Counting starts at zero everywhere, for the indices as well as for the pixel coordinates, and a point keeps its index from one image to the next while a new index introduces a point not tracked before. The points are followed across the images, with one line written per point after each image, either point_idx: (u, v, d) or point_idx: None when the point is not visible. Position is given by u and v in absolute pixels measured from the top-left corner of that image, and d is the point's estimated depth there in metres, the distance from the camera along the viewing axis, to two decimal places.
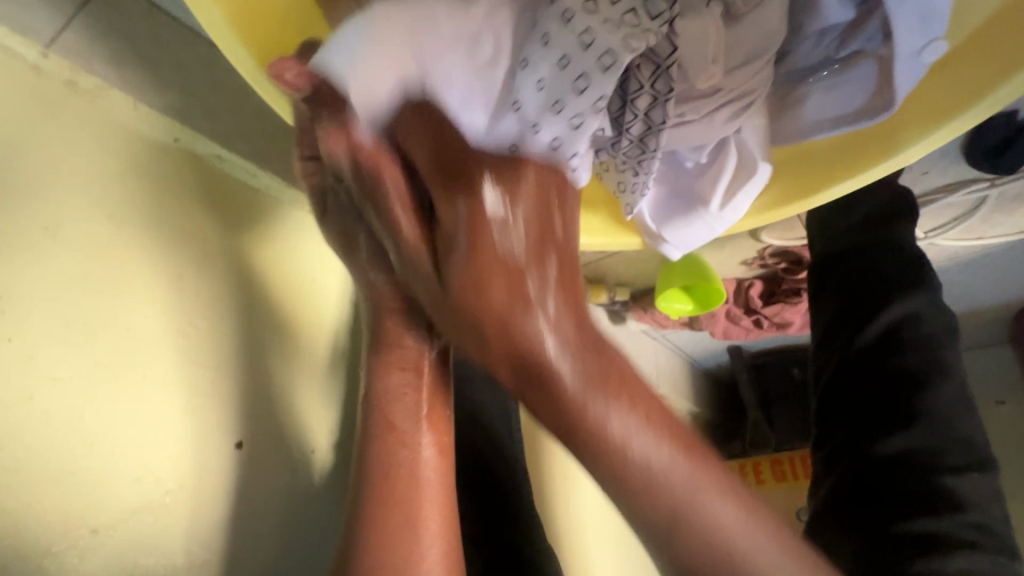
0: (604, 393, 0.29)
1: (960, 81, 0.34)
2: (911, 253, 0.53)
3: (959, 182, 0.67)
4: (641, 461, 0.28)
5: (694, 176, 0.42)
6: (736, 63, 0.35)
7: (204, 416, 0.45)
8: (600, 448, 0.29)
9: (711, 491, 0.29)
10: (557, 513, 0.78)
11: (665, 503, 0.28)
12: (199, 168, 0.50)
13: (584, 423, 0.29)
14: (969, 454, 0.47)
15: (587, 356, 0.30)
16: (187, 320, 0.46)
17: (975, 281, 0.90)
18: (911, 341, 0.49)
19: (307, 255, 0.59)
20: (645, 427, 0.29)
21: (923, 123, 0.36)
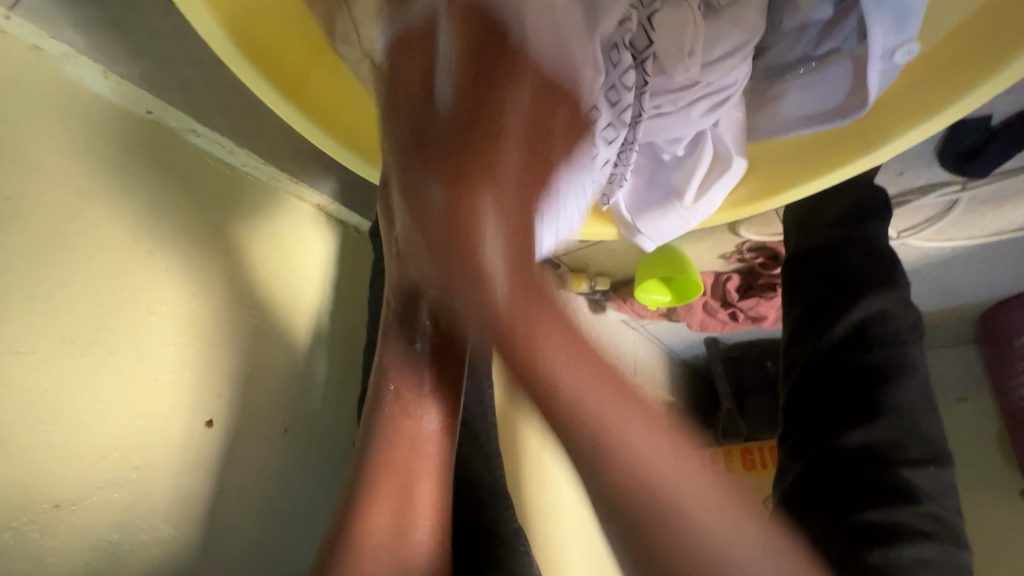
0: (583, 365, 0.22)
1: (932, 81, 0.34)
2: (884, 253, 0.54)
3: (932, 184, 0.68)
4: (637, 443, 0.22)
5: (669, 167, 0.42)
6: (716, 56, 0.35)
7: (176, 394, 0.45)
8: (588, 438, 0.22)
9: (685, 466, 0.22)
10: (532, 496, 0.80)
11: (658, 499, 0.21)
12: (172, 142, 0.49)
13: (601, 420, 0.22)
14: (926, 448, 0.48)
15: (529, 294, 0.23)
16: (160, 295, 0.45)
17: (945, 281, 0.92)
18: (875, 336, 0.51)
19: (288, 234, 0.58)
20: (603, 382, 0.22)
21: (893, 126, 0.36)
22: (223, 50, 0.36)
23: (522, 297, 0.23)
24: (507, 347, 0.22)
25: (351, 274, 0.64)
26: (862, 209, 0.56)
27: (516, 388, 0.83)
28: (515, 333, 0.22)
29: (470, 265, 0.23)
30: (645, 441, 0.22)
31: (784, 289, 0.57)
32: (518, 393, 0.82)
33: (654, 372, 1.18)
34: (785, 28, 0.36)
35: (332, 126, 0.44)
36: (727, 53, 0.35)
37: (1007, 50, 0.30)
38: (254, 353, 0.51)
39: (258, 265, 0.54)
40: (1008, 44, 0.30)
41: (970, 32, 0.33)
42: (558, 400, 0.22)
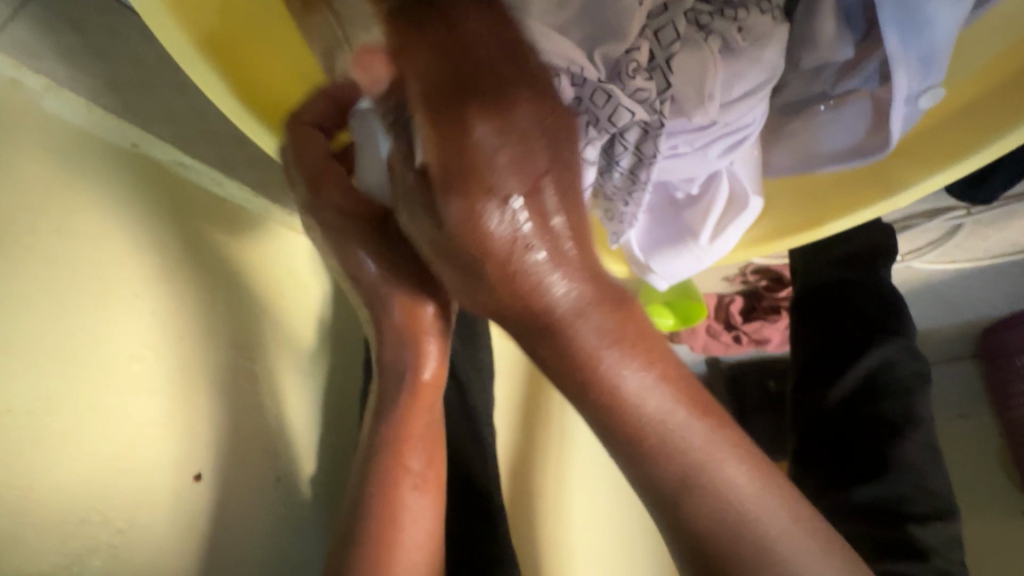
0: (608, 342, 0.29)
1: (955, 126, 0.34)
2: (890, 300, 0.56)
3: (936, 210, 0.68)
4: (681, 441, 0.30)
5: (682, 205, 0.41)
6: (735, 97, 0.33)
7: (161, 447, 0.42)
8: (671, 471, 0.30)
9: (720, 444, 0.30)
10: (532, 528, 0.78)
11: (728, 524, 0.29)
12: (158, 176, 0.47)
13: (676, 462, 0.29)
14: (933, 503, 0.49)
15: (599, 298, 0.29)
16: (145, 341, 0.43)
17: (944, 302, 0.92)
18: (881, 385, 0.53)
19: (274, 270, 0.56)
20: (653, 382, 0.30)
21: (912, 170, 0.36)
22: (213, 84, 0.34)
23: (581, 308, 0.28)
24: (480, 274, 0.26)
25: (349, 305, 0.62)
26: (867, 250, 0.58)
27: (516, 415, 0.81)
28: (578, 359, 0.29)
29: (483, 252, 0.25)
30: (738, 475, 0.30)
31: (795, 332, 0.59)
32: (515, 422, 0.80)
33: None
34: (804, 66, 0.34)
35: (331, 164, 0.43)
36: (747, 89, 0.33)
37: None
38: (243, 398, 0.49)
39: (249, 303, 0.52)
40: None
41: (994, 79, 0.32)
42: (620, 408, 0.29)
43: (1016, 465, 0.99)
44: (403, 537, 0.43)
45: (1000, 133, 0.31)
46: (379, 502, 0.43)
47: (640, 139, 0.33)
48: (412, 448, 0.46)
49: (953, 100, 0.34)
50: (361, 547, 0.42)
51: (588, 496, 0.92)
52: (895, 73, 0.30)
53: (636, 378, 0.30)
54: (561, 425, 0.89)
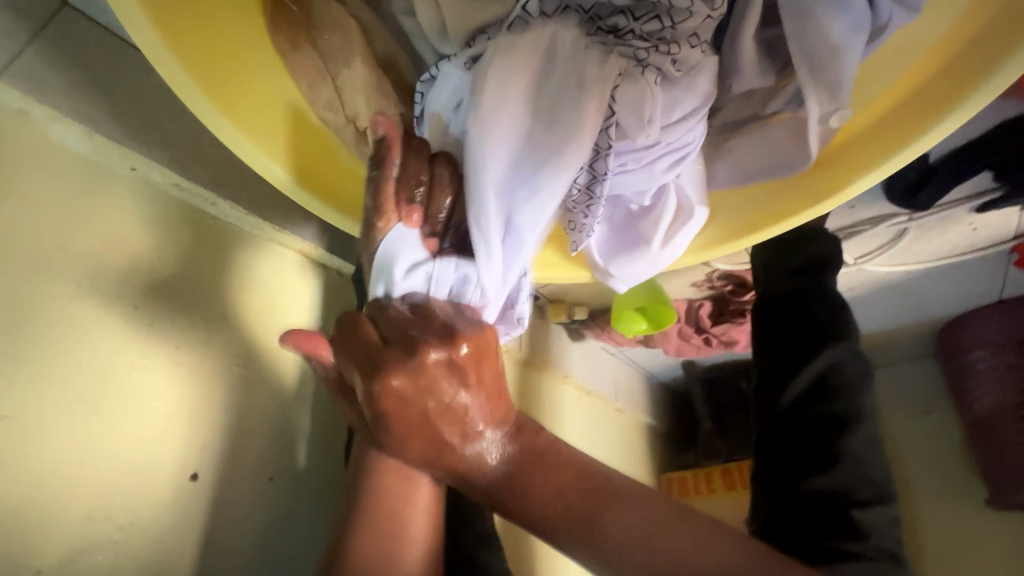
0: (524, 460, 0.35)
1: (867, 140, 0.38)
2: (838, 305, 0.61)
3: (881, 216, 0.73)
4: (618, 531, 0.33)
5: (637, 216, 0.45)
6: (674, 120, 0.38)
7: (159, 449, 0.45)
8: (591, 538, 0.33)
9: (652, 538, 0.33)
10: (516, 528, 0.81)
11: (672, 562, 0.32)
12: (156, 197, 0.50)
13: (571, 519, 0.34)
14: (875, 491, 0.54)
15: (526, 456, 0.36)
16: (143, 351, 0.46)
17: (901, 303, 0.98)
18: (832, 386, 0.57)
19: (271, 281, 0.58)
20: (561, 487, 0.34)
21: (835, 177, 0.40)
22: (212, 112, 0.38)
23: (519, 464, 0.35)
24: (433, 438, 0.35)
25: (335, 315, 0.65)
26: (819, 262, 0.64)
27: None
28: (517, 487, 0.35)
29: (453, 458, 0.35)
30: (641, 535, 0.33)
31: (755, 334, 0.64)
32: None
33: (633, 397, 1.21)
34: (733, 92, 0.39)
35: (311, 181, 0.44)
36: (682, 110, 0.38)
37: (930, 116, 0.35)
38: (237, 403, 0.52)
39: (244, 314, 0.54)
40: (930, 110, 0.35)
41: (892, 100, 0.38)
42: (533, 512, 0.34)
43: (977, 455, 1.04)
44: (403, 524, 0.43)
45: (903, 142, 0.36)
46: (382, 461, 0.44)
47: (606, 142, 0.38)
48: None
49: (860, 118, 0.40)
50: (357, 516, 0.43)
51: None
52: (807, 95, 0.35)
53: (553, 486, 0.35)
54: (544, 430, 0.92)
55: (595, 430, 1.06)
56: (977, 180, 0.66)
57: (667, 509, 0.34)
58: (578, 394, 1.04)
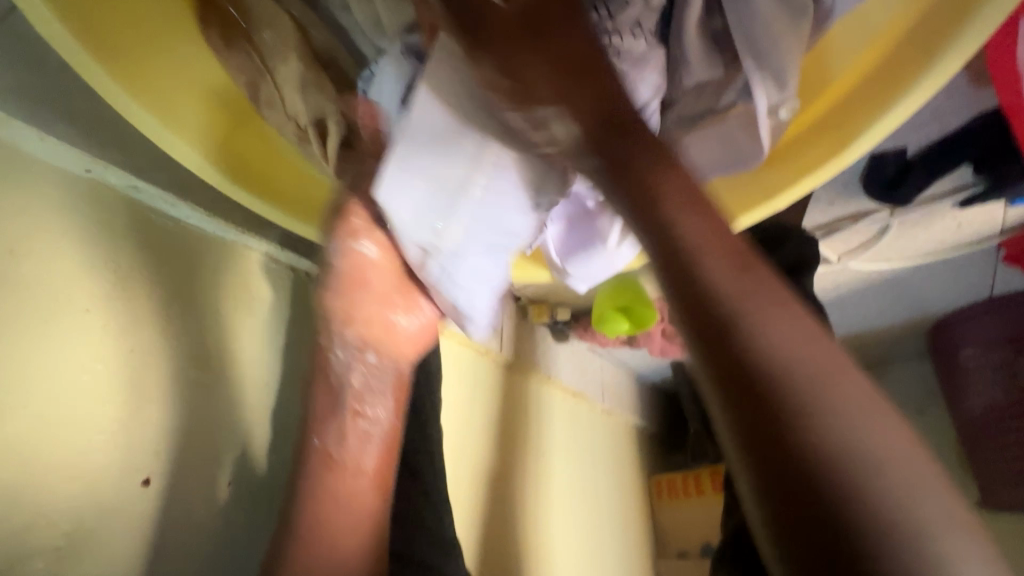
0: (737, 282, 0.28)
1: (813, 142, 0.40)
2: (815, 306, 0.60)
3: (862, 214, 0.72)
4: (827, 389, 0.25)
5: (592, 212, 0.44)
6: None
7: (109, 454, 0.44)
8: (817, 439, 0.24)
9: (843, 389, 0.25)
10: (493, 532, 0.80)
11: (853, 459, 0.23)
12: (112, 199, 0.49)
13: (805, 376, 0.25)
14: None
15: (728, 256, 0.29)
16: (95, 354, 0.45)
17: (889, 301, 0.96)
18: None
19: (235, 283, 0.58)
20: (792, 350, 0.26)
21: (789, 178, 0.41)
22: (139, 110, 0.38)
23: (679, 275, 0.29)
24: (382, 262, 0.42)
25: (303, 318, 0.64)
26: (794, 262, 0.61)
27: (479, 423, 0.83)
28: (722, 326, 0.27)
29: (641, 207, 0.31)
30: (839, 403, 0.25)
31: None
32: (478, 428, 0.83)
33: (622, 398, 1.19)
34: (683, 86, 0.39)
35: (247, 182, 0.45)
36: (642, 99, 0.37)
37: (867, 117, 0.36)
38: (197, 406, 0.51)
39: (206, 317, 0.54)
40: (862, 114, 0.37)
41: (829, 105, 0.40)
42: (746, 346, 0.26)
43: (970, 457, 1.02)
44: (333, 538, 0.40)
45: (845, 143, 0.37)
46: (334, 452, 0.42)
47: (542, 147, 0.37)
48: (364, 437, 0.43)
49: (803, 124, 0.42)
50: (302, 496, 0.41)
51: (557, 503, 0.93)
52: (754, 83, 0.35)
53: (730, 279, 0.28)
54: (527, 433, 0.91)
55: (581, 432, 1.05)
56: (958, 174, 0.65)
57: (901, 448, 0.24)
58: (564, 396, 1.03)
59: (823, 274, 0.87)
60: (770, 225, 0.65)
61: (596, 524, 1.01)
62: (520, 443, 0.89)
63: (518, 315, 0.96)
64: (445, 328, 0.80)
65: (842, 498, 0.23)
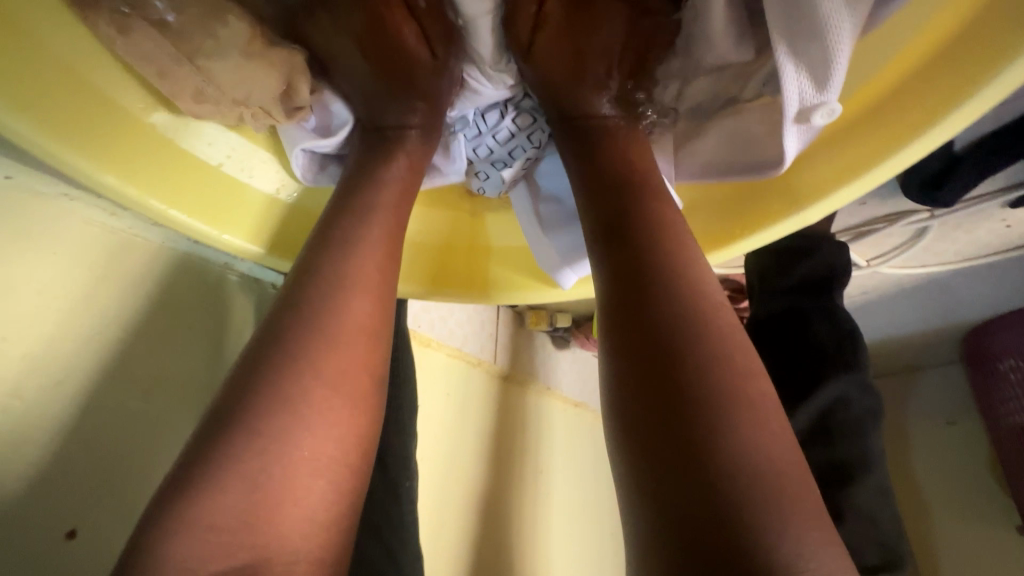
0: (671, 271, 0.32)
1: (856, 141, 0.36)
2: (846, 326, 0.53)
3: (898, 212, 0.64)
4: (729, 359, 0.30)
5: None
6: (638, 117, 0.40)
7: (25, 513, 0.37)
8: (721, 385, 0.28)
9: (748, 391, 0.29)
10: (484, 559, 0.74)
11: (755, 442, 0.27)
12: (34, 205, 0.40)
13: (714, 352, 0.30)
14: (881, 553, 0.49)
15: (655, 229, 0.34)
16: (11, 393, 0.37)
17: (919, 308, 0.88)
18: (834, 425, 0.50)
19: (196, 307, 0.49)
20: (722, 350, 0.30)
21: (824, 182, 0.37)
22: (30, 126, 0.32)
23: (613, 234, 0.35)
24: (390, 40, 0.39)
25: None
26: (823, 273, 0.53)
27: (470, 440, 0.77)
28: (646, 296, 0.32)
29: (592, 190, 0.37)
30: (743, 375, 0.29)
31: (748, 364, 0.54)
32: (467, 446, 0.76)
33: None
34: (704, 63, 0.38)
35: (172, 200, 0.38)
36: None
37: (923, 120, 0.32)
38: (141, 448, 0.43)
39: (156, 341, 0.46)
40: (914, 117, 0.33)
41: (875, 98, 0.35)
42: (664, 313, 0.31)
43: (1001, 475, 0.94)
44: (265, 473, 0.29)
45: (896, 147, 0.33)
46: (302, 331, 0.33)
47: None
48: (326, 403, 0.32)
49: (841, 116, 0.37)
50: (254, 394, 0.31)
51: (556, 522, 0.87)
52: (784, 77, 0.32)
53: (670, 264, 0.33)
54: (524, 449, 0.85)
55: (582, 444, 0.98)
56: (1011, 171, 0.56)
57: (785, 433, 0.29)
58: (564, 407, 0.96)
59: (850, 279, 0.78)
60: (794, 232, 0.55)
61: (597, 544, 0.94)
62: (517, 460, 0.83)
63: (514, 321, 0.90)
64: (432, 339, 0.73)
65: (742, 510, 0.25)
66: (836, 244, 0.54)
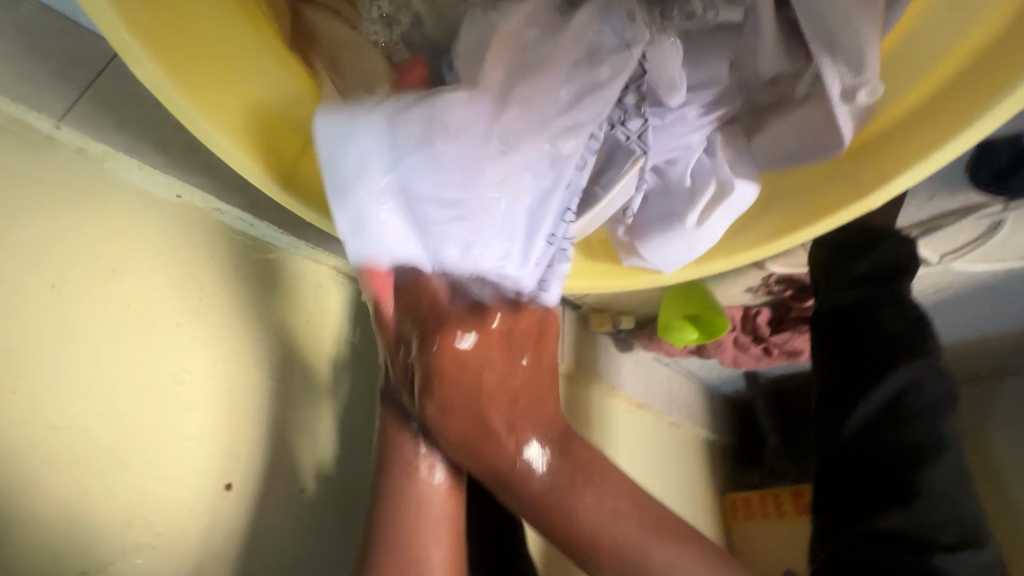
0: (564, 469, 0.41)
1: (909, 132, 0.35)
2: (915, 316, 0.54)
3: (970, 205, 0.64)
4: (590, 508, 0.40)
5: (679, 193, 0.41)
6: (697, 88, 0.39)
7: (195, 459, 0.48)
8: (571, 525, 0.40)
9: (581, 491, 0.40)
10: (563, 544, 0.78)
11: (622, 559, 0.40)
12: (198, 220, 0.53)
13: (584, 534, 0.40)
14: (960, 532, 0.48)
15: (564, 460, 0.41)
16: (184, 367, 0.49)
17: (1008, 305, 0.85)
18: (906, 410, 0.51)
19: (309, 298, 0.60)
20: (611, 509, 0.41)
21: (876, 174, 0.36)
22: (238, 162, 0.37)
23: (558, 482, 0.40)
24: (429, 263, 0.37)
25: (368, 329, 0.66)
26: (890, 268, 0.55)
27: None
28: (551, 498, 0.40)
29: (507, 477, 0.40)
30: (614, 519, 0.41)
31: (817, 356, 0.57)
32: None
33: (690, 410, 1.13)
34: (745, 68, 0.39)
35: (330, 210, 0.45)
36: (690, 93, 0.39)
37: (977, 105, 0.31)
38: (273, 411, 0.54)
39: (281, 331, 0.57)
40: (968, 105, 0.32)
41: (931, 90, 0.35)
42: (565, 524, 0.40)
43: None
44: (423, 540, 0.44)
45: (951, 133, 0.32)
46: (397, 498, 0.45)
47: (637, 104, 0.38)
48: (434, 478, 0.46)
49: (897, 111, 0.37)
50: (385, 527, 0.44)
51: None
52: (823, 73, 0.33)
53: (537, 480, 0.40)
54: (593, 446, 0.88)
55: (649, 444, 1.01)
56: None
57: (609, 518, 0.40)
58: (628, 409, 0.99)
59: (922, 276, 0.78)
60: (856, 225, 0.58)
61: None
62: None
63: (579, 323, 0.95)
64: None
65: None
66: (905, 240, 0.56)
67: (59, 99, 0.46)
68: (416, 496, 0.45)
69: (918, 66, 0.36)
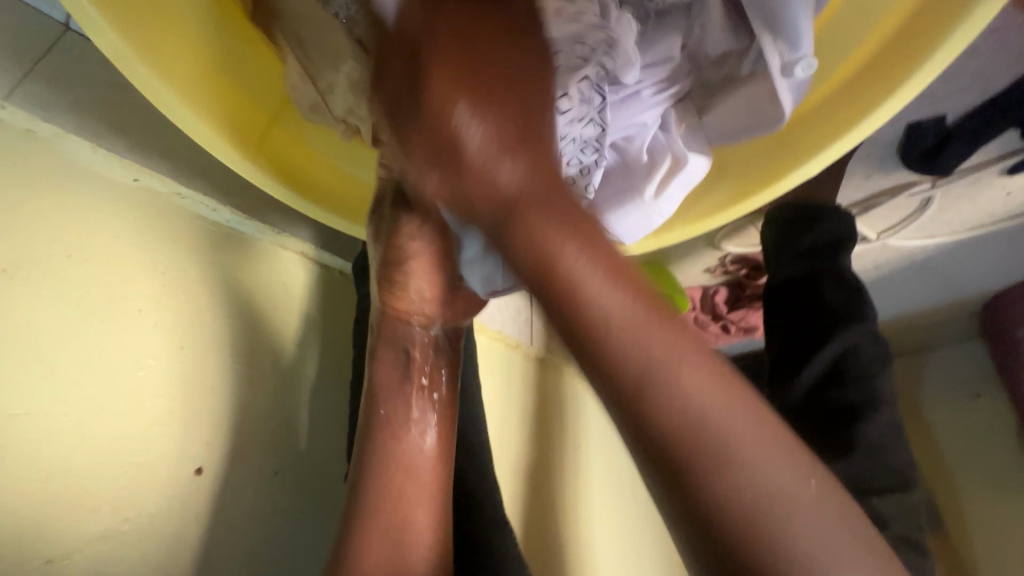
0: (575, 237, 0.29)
1: (838, 108, 0.39)
2: (852, 284, 0.59)
3: (902, 185, 0.69)
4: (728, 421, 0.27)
5: (637, 167, 0.44)
6: (651, 62, 0.41)
7: (164, 446, 0.47)
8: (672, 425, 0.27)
9: (775, 455, 0.27)
10: (539, 519, 0.80)
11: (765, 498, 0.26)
12: (159, 205, 0.52)
13: (755, 518, 0.26)
14: (893, 476, 0.53)
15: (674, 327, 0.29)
16: (149, 352, 0.48)
17: (938, 280, 0.92)
18: (846, 368, 0.56)
19: (276, 285, 0.60)
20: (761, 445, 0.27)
21: (815, 144, 0.39)
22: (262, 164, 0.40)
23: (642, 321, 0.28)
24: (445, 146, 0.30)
25: (337, 314, 0.66)
26: (830, 241, 0.60)
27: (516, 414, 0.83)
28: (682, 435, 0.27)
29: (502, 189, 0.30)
30: (737, 415, 0.27)
31: (770, 326, 0.61)
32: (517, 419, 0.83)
33: None
34: (693, 52, 0.42)
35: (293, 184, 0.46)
36: (643, 71, 0.42)
37: (895, 79, 0.35)
38: (241, 396, 0.53)
39: (248, 317, 0.56)
40: (890, 79, 0.35)
41: (860, 65, 0.38)
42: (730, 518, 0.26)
43: None
44: (402, 500, 0.45)
45: (877, 103, 0.36)
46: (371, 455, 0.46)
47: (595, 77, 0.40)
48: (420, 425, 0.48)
49: (831, 86, 0.40)
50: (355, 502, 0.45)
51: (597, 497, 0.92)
52: (762, 47, 0.37)
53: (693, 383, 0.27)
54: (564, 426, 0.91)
55: (618, 424, 1.04)
56: (1005, 140, 0.61)
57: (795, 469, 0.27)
58: (598, 390, 1.01)
59: (863, 253, 0.84)
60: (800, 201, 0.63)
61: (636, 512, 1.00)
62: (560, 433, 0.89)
63: None
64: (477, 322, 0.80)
65: (700, 484, 0.26)
66: (844, 214, 0.60)
67: (4, 77, 0.44)
68: (402, 458, 0.46)
69: (845, 43, 0.40)
